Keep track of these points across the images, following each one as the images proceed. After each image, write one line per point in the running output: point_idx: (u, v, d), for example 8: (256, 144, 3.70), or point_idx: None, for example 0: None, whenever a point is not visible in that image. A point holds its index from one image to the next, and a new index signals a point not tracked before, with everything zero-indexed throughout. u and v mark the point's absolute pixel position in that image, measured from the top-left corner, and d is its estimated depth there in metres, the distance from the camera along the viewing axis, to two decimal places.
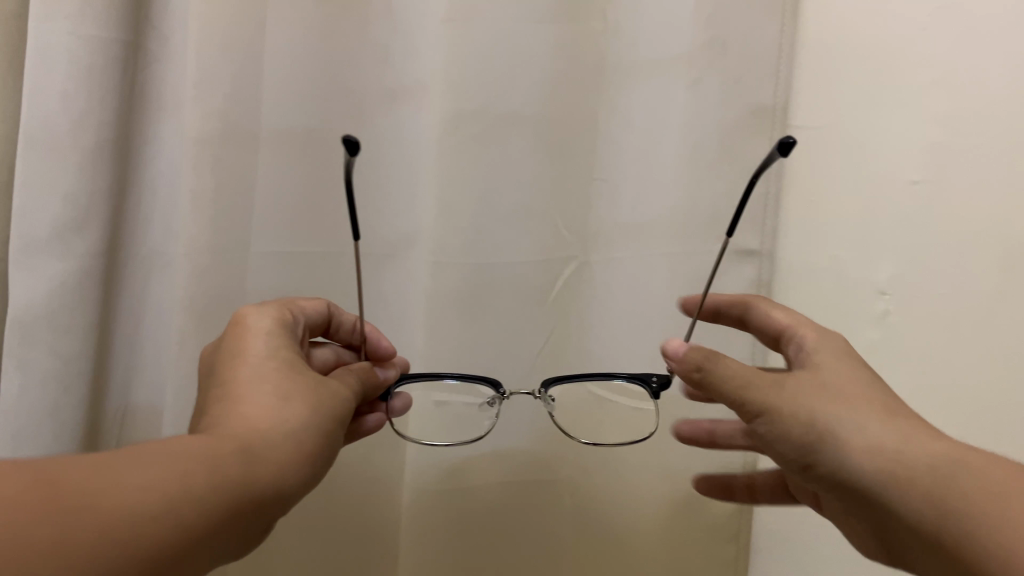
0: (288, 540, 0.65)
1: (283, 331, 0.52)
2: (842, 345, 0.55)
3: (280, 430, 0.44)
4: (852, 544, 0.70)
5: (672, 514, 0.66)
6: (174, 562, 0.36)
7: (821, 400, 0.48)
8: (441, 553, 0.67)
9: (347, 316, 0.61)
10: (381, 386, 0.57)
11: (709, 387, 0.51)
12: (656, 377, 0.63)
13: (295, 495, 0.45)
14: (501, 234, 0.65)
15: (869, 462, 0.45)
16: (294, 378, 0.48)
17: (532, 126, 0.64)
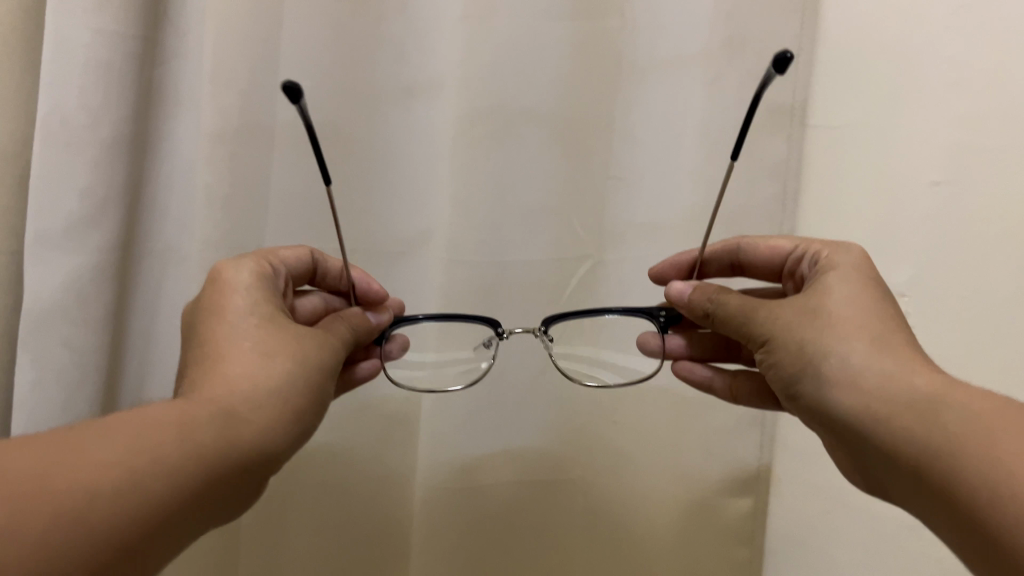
0: (300, 540, 0.65)
1: (264, 287, 0.51)
2: (858, 259, 0.54)
3: (261, 391, 0.45)
4: (868, 550, 0.69)
5: (687, 513, 0.66)
6: (161, 526, 0.37)
7: (812, 328, 0.49)
8: (454, 553, 0.67)
9: (334, 264, 0.60)
10: (372, 334, 0.57)
11: (719, 322, 0.55)
12: (665, 310, 0.63)
13: (284, 449, 0.45)
14: (516, 232, 0.65)
15: (850, 395, 0.46)
16: (277, 334, 0.48)
17: (546, 124, 0.63)
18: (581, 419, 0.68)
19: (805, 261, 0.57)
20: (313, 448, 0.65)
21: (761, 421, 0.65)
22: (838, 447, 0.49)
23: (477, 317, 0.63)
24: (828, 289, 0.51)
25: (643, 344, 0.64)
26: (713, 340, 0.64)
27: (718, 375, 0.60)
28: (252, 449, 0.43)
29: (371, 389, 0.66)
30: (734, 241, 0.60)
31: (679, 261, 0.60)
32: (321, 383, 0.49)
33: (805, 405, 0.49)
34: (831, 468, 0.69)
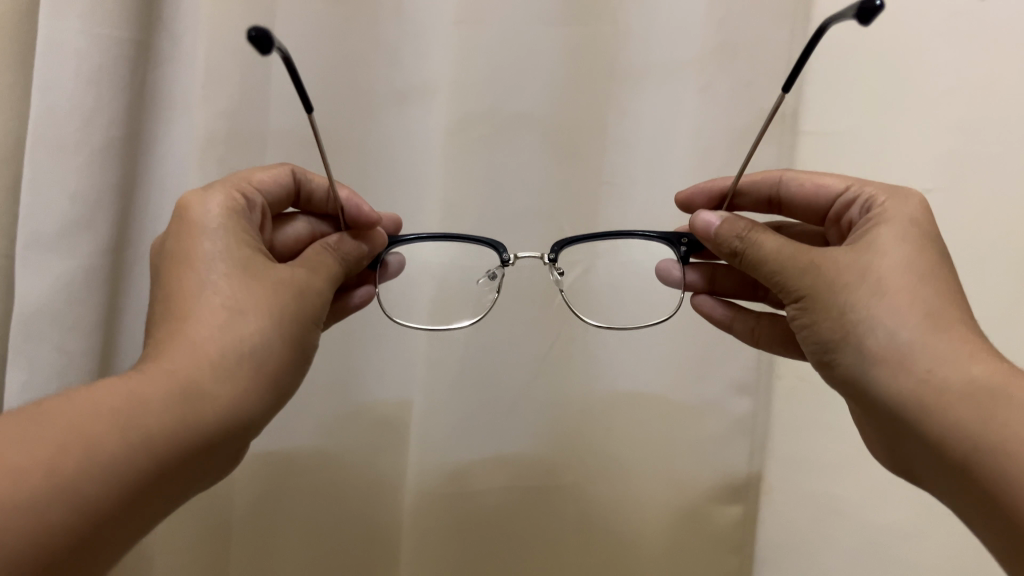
0: (289, 546, 0.65)
1: (235, 223, 0.48)
2: (918, 211, 0.51)
3: (230, 356, 0.44)
4: (860, 560, 0.68)
5: (677, 521, 0.67)
6: (105, 520, 0.37)
7: (858, 293, 0.47)
8: (445, 560, 0.66)
9: (318, 183, 0.57)
10: (360, 262, 0.56)
11: (749, 264, 0.52)
12: (686, 239, 0.62)
13: (262, 413, 0.45)
14: (508, 237, 0.66)
15: (899, 375, 0.45)
16: (251, 287, 0.46)
17: (540, 128, 0.63)
18: (573, 425, 0.67)
19: (856, 205, 0.55)
20: (304, 455, 0.65)
21: (752, 430, 0.65)
22: (862, 410, 0.49)
23: (482, 242, 0.63)
24: (882, 250, 0.49)
25: (661, 273, 0.64)
26: (736, 281, 0.63)
27: (743, 314, 0.59)
28: (218, 419, 0.42)
29: (365, 393, 0.65)
30: (777, 175, 0.59)
31: (711, 191, 0.58)
32: (297, 335, 0.47)
33: (838, 368, 0.48)
34: (816, 473, 0.70)
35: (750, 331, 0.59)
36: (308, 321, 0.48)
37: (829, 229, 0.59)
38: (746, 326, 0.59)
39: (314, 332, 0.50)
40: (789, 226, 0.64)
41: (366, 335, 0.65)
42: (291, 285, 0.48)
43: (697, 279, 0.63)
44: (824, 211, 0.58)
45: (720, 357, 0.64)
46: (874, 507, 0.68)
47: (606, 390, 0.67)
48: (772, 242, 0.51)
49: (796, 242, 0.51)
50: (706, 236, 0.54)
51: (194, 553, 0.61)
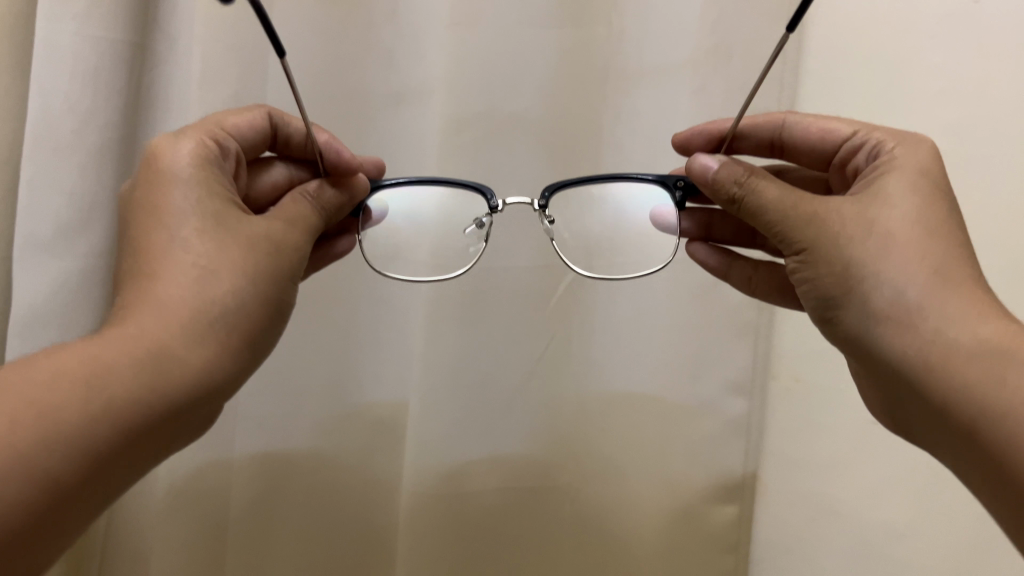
0: (285, 548, 0.65)
1: (206, 172, 0.48)
2: (929, 153, 0.52)
3: (198, 315, 0.44)
4: (856, 558, 0.68)
5: (671, 522, 0.67)
6: (68, 490, 0.38)
7: (862, 247, 0.48)
8: (441, 562, 0.67)
9: (297, 127, 0.56)
10: (337, 210, 0.56)
11: (747, 211, 0.52)
12: (682, 182, 0.62)
13: (233, 375, 0.46)
14: (501, 235, 0.66)
15: (902, 331, 0.46)
16: (224, 244, 0.47)
17: (534, 130, 0.64)
18: (568, 426, 0.68)
19: (863, 150, 0.55)
20: (300, 457, 0.64)
21: (747, 431, 0.66)
22: (859, 362, 0.50)
23: (471, 186, 0.62)
24: (889, 201, 0.49)
25: (655, 221, 0.64)
26: (734, 229, 0.65)
27: (743, 262, 0.60)
28: (191, 381, 0.43)
29: (358, 393, 0.65)
30: (780, 117, 0.59)
31: (712, 134, 0.58)
32: (272, 292, 0.48)
33: (840, 323, 0.50)
34: (812, 472, 0.70)
35: (747, 279, 0.60)
36: (283, 278, 0.49)
37: (832, 174, 0.59)
38: (744, 275, 0.60)
39: (292, 287, 0.50)
40: (790, 169, 0.64)
41: (362, 337, 0.64)
42: (264, 242, 0.48)
43: (692, 226, 0.65)
44: (829, 157, 0.59)
45: (717, 356, 0.64)
46: (868, 506, 0.68)
47: (598, 392, 0.67)
48: (773, 190, 0.51)
49: (797, 191, 0.51)
50: (704, 182, 0.54)
51: (192, 556, 0.60)
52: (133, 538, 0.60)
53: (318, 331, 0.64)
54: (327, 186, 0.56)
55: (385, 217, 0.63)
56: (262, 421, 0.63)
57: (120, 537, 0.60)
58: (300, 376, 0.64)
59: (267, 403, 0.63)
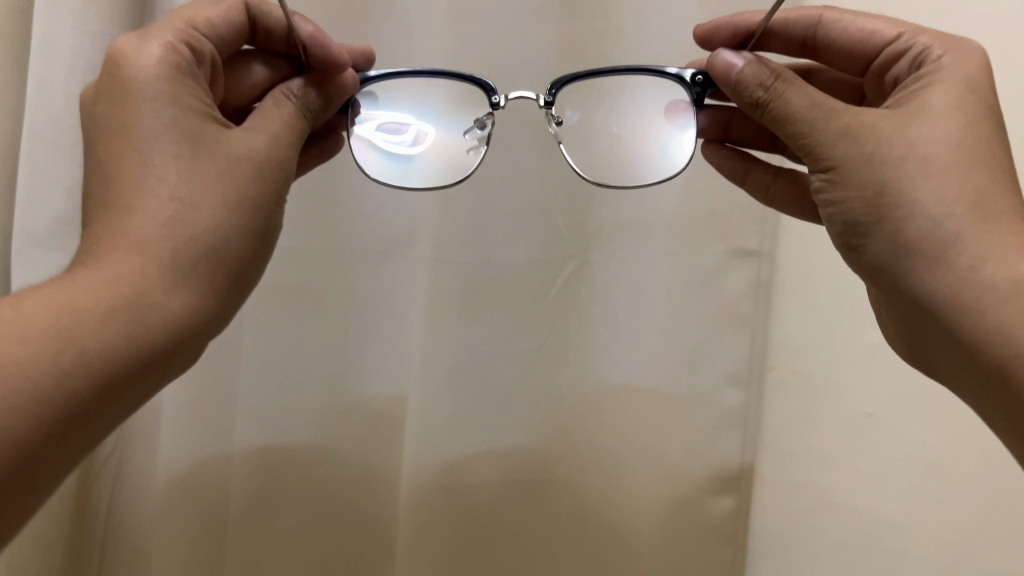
0: (281, 543, 0.65)
1: (177, 82, 0.45)
2: (979, 66, 0.50)
3: (176, 257, 0.42)
4: (850, 552, 0.69)
5: (667, 512, 0.68)
6: (43, 442, 0.37)
7: (896, 172, 0.47)
8: (437, 553, 0.67)
9: (278, 21, 0.54)
10: (321, 111, 0.54)
11: (773, 120, 0.50)
12: (701, 76, 0.59)
13: (215, 317, 0.44)
14: (500, 233, 0.65)
15: (934, 266, 0.45)
16: (204, 172, 0.45)
17: (531, 123, 0.64)
18: (566, 418, 0.69)
19: (906, 57, 0.53)
20: (299, 451, 0.65)
21: (744, 421, 0.66)
22: (878, 289, 0.50)
23: (473, 82, 0.60)
24: (931, 120, 0.48)
25: (671, 115, 0.62)
26: (755, 130, 0.63)
27: (761, 168, 0.59)
28: (168, 326, 0.41)
29: (355, 389, 0.65)
30: (817, 14, 0.56)
31: (737, 29, 0.56)
32: (252, 224, 0.46)
33: (864, 251, 0.49)
34: (812, 465, 0.70)
35: (764, 187, 0.59)
36: (266, 205, 0.47)
37: (868, 80, 0.57)
38: (761, 183, 0.59)
39: (277, 211, 0.48)
40: (818, 70, 0.62)
41: (358, 330, 0.64)
42: (245, 168, 0.46)
43: (710, 126, 0.62)
44: (867, 63, 0.56)
45: (717, 348, 0.65)
46: (862, 498, 0.68)
47: (597, 383, 0.68)
48: (802, 98, 0.49)
49: (828, 100, 0.49)
50: (727, 81, 0.52)
51: (192, 553, 0.61)
52: (129, 528, 0.60)
53: (316, 326, 0.63)
54: (310, 83, 0.54)
55: (371, 109, 0.60)
56: (262, 415, 0.63)
57: (118, 523, 0.60)
58: (299, 371, 0.64)
59: (266, 396, 0.63)
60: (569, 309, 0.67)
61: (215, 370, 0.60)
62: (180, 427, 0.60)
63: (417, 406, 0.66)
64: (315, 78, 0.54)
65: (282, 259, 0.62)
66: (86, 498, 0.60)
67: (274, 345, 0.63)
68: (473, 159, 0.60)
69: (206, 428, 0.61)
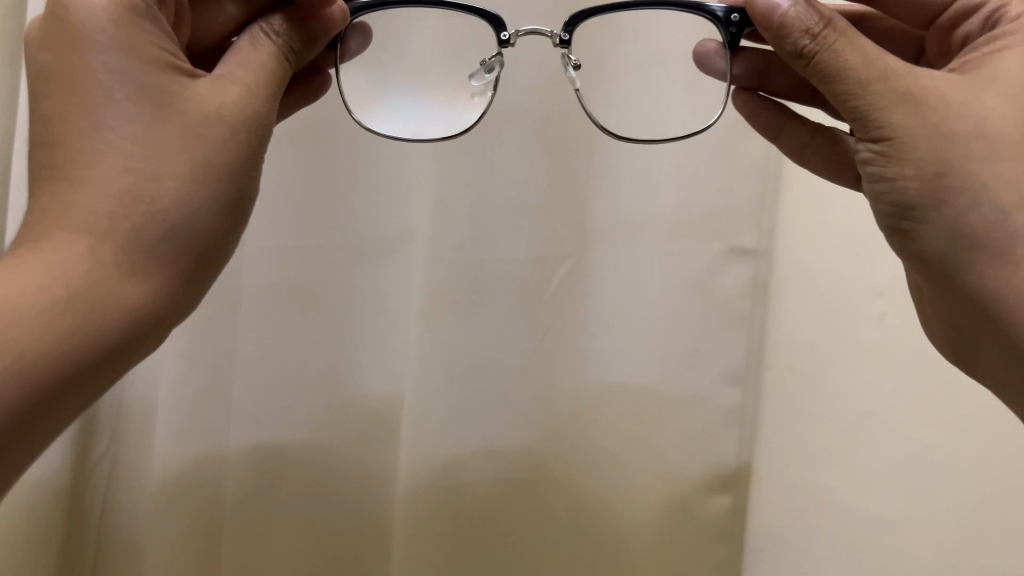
0: (279, 542, 0.65)
1: (135, 35, 0.43)
2: None
3: (130, 235, 0.41)
4: (847, 551, 0.69)
5: (664, 512, 0.68)
6: None
7: (959, 153, 0.45)
8: (435, 553, 0.67)
9: None
10: (306, 47, 0.50)
11: (820, 77, 0.48)
12: (736, 17, 0.58)
13: (180, 296, 0.43)
14: (497, 232, 0.64)
15: (993, 258, 0.45)
16: (166, 135, 0.43)
17: (529, 120, 0.63)
18: (563, 416, 0.68)
19: (977, 16, 0.53)
20: (294, 449, 0.64)
21: (741, 421, 0.68)
22: (923, 277, 0.49)
23: (481, 16, 0.59)
24: (998, 100, 0.47)
25: (699, 57, 0.60)
26: (792, 83, 0.63)
27: (796, 125, 0.59)
28: (122, 316, 0.41)
29: (350, 388, 0.64)
30: None
31: None
32: (220, 194, 0.44)
33: (915, 236, 0.47)
34: (808, 463, 0.71)
35: (798, 145, 0.60)
36: (241, 171, 0.45)
37: (930, 35, 0.57)
38: (796, 142, 0.60)
39: (253, 170, 0.46)
40: (874, 16, 0.61)
41: (356, 329, 0.64)
42: (213, 130, 0.44)
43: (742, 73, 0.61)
44: (933, 17, 0.56)
45: (717, 347, 0.66)
46: (858, 494, 0.68)
47: (595, 381, 0.68)
48: (854, 54, 0.47)
49: (883, 60, 0.47)
50: (769, 25, 0.49)
51: (184, 549, 0.61)
52: (121, 535, 0.58)
53: (311, 325, 0.63)
54: (291, 19, 0.50)
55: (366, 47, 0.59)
56: (258, 413, 0.63)
57: (113, 528, 0.58)
58: (295, 368, 0.63)
59: (265, 396, 0.63)
60: (564, 308, 0.67)
61: (212, 368, 0.60)
62: (173, 425, 0.60)
63: (420, 404, 0.66)
64: (299, 11, 0.50)
65: (277, 257, 0.61)
66: (80, 503, 0.59)
67: (271, 344, 0.62)
68: (482, 102, 0.60)
69: (201, 427, 0.61)
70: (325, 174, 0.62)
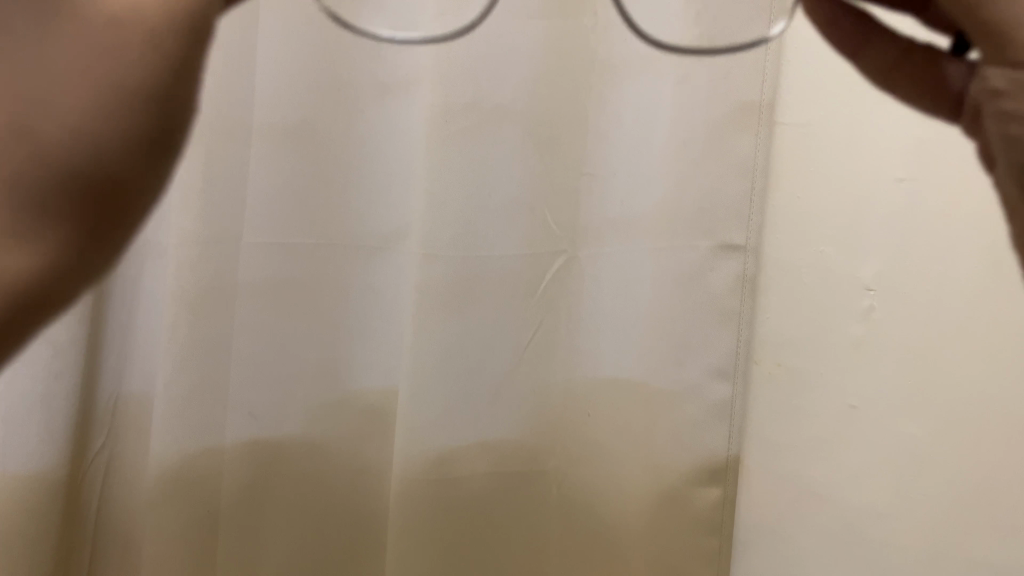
0: (275, 536, 0.66)
1: None
2: None
3: (32, 164, 0.40)
4: (838, 546, 0.69)
5: (656, 501, 0.69)
6: None
7: None
8: (428, 550, 0.67)
9: None
10: None
11: None
12: None
13: (105, 220, 0.44)
14: (492, 227, 0.65)
15: None
16: (66, 47, 0.40)
17: (522, 119, 0.64)
18: (557, 412, 0.69)
19: None
20: (290, 444, 0.65)
21: (732, 414, 0.69)
22: None
23: None
24: None
25: None
26: None
27: (883, 42, 0.48)
28: (32, 261, 0.41)
29: (345, 382, 0.66)
30: None
31: None
32: (133, 113, 0.42)
33: None
34: (798, 457, 0.71)
35: (884, 67, 0.48)
36: (162, 82, 0.43)
37: None
38: (881, 63, 0.48)
39: (176, 87, 0.44)
40: None
41: (352, 326, 0.66)
42: (127, 42, 0.41)
43: None
44: None
45: (704, 343, 0.68)
46: (845, 488, 0.69)
47: (586, 376, 0.69)
48: None
49: None
50: None
51: (182, 539, 0.62)
52: (120, 522, 0.61)
53: (305, 321, 0.64)
54: None
55: None
56: (253, 410, 0.64)
57: (107, 527, 0.61)
58: (290, 364, 0.64)
59: (262, 391, 0.64)
60: (555, 303, 0.68)
61: (210, 364, 0.61)
62: (165, 423, 0.61)
63: (414, 397, 0.65)
64: None
65: (271, 255, 0.62)
66: (76, 507, 0.59)
67: (264, 340, 0.63)
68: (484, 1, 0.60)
69: (198, 423, 0.61)
70: (319, 172, 0.63)
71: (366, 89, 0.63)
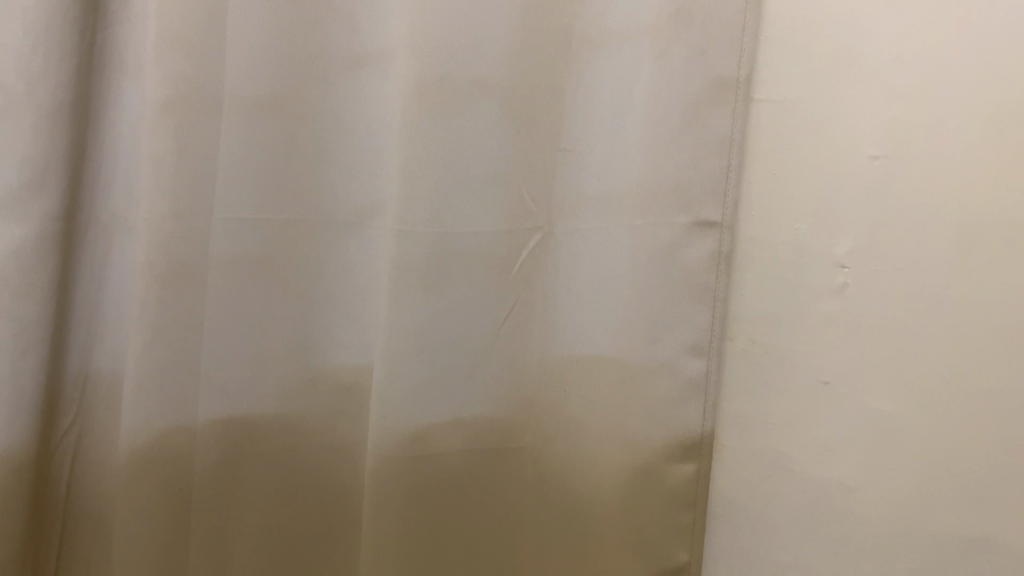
0: (249, 510, 0.66)
1: None
2: None
3: None
4: (806, 520, 0.69)
5: (631, 481, 0.68)
6: None
7: None
8: (402, 525, 0.67)
9: None
10: None
11: None
12: None
13: None
14: (467, 204, 0.64)
15: None
16: None
17: (496, 93, 0.63)
18: (532, 387, 0.70)
19: None
20: (264, 420, 0.65)
21: (705, 389, 0.67)
22: None
23: None
24: None
25: None
26: None
27: None
28: None
29: (320, 358, 0.66)
30: None
31: None
32: None
33: None
34: (772, 433, 0.71)
35: None
36: None
37: None
38: None
39: None
40: None
41: (326, 301, 0.66)
42: None
43: None
44: None
45: (679, 319, 0.66)
46: (819, 465, 0.68)
47: (561, 352, 0.69)
48: None
49: None
50: None
51: (153, 515, 0.62)
52: (93, 488, 0.65)
53: (279, 297, 0.64)
54: None
55: None
56: (226, 388, 0.64)
57: (79, 500, 0.65)
58: (265, 341, 0.64)
59: (235, 368, 0.64)
60: (533, 279, 0.68)
61: (178, 341, 0.61)
62: (135, 403, 0.61)
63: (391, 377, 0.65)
64: None
65: (243, 232, 0.63)
66: (45, 480, 0.63)
67: (236, 316, 0.63)
68: None
69: (169, 401, 0.61)
70: (292, 146, 0.63)
71: (339, 63, 0.64)
